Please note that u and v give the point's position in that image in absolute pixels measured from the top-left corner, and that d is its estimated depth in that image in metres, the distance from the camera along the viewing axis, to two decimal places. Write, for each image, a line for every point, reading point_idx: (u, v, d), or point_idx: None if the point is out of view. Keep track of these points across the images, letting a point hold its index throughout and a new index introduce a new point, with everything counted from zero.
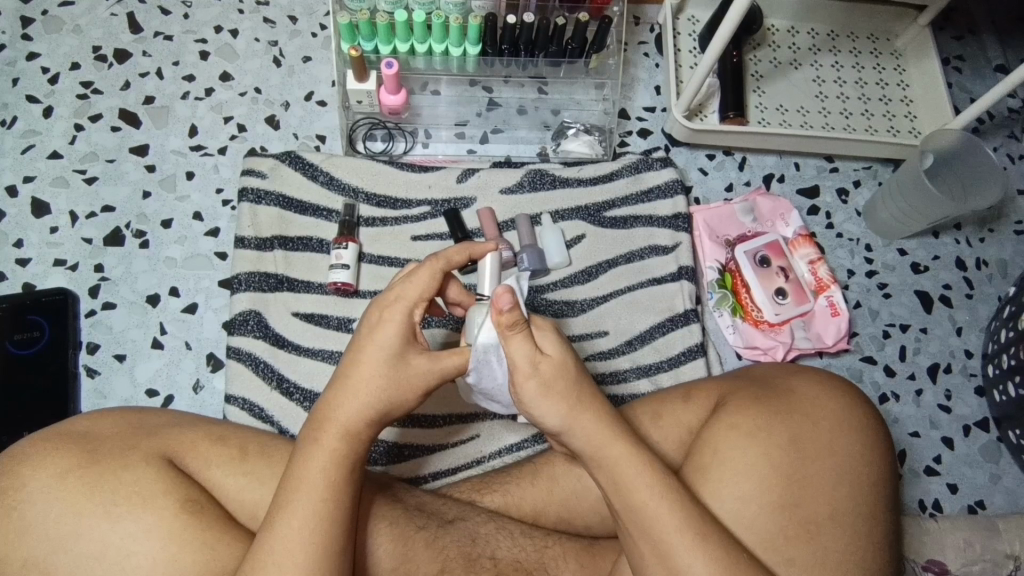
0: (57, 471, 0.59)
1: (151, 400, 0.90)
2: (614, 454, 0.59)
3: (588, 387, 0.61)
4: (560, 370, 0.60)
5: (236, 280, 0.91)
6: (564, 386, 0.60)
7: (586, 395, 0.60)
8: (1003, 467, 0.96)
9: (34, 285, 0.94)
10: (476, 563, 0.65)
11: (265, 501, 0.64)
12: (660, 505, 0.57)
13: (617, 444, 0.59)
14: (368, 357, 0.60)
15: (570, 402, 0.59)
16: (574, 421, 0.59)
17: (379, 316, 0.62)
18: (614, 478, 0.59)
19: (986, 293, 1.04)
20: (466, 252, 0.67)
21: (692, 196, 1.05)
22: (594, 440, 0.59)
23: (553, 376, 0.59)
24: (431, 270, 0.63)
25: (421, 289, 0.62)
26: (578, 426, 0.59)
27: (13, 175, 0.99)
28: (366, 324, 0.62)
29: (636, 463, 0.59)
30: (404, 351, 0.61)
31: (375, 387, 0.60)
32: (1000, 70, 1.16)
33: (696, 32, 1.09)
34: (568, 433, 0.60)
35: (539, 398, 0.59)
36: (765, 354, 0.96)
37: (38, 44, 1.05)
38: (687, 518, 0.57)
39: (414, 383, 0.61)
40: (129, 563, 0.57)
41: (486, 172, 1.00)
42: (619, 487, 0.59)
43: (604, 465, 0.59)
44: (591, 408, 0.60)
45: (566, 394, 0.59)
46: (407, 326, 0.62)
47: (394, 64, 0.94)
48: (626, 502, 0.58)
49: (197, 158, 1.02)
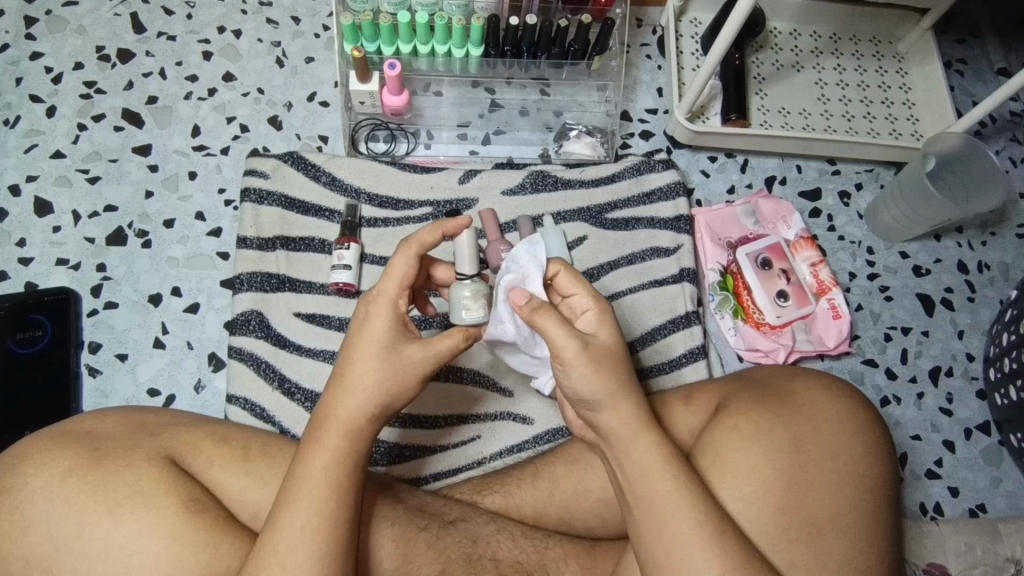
0: (60, 470, 0.59)
1: (152, 399, 0.90)
2: (642, 445, 0.59)
3: (626, 375, 0.62)
4: (609, 353, 0.62)
5: (238, 279, 0.91)
6: (608, 366, 0.61)
7: (627, 383, 0.61)
8: (1005, 470, 0.96)
9: (36, 285, 0.94)
10: (477, 564, 0.65)
11: (267, 502, 0.64)
12: (682, 496, 0.58)
13: (645, 436, 0.60)
14: (363, 354, 0.61)
15: (616, 381, 0.61)
16: (613, 404, 0.60)
17: (367, 310, 0.62)
18: (638, 468, 0.59)
19: (988, 296, 1.04)
20: (438, 229, 0.67)
21: (694, 198, 1.05)
22: (624, 428, 0.60)
23: (602, 355, 0.61)
24: (403, 258, 0.63)
25: (399, 280, 0.63)
26: (613, 410, 0.61)
27: (16, 174, 0.99)
28: (355, 320, 0.63)
29: (659, 454, 0.59)
30: (396, 343, 0.61)
31: (370, 381, 0.60)
32: (1002, 74, 1.16)
33: (698, 34, 1.09)
34: (603, 409, 0.61)
35: (590, 376, 0.60)
36: (766, 356, 0.96)
37: (41, 44, 1.05)
38: (705, 512, 0.57)
39: (410, 374, 0.61)
40: (132, 563, 0.57)
41: (488, 173, 1.00)
42: (639, 478, 0.59)
43: (629, 454, 0.60)
44: (628, 393, 0.61)
45: (614, 372, 0.61)
46: (394, 318, 0.62)
47: (397, 65, 0.94)
48: (647, 492, 0.58)
49: (200, 158, 1.02)
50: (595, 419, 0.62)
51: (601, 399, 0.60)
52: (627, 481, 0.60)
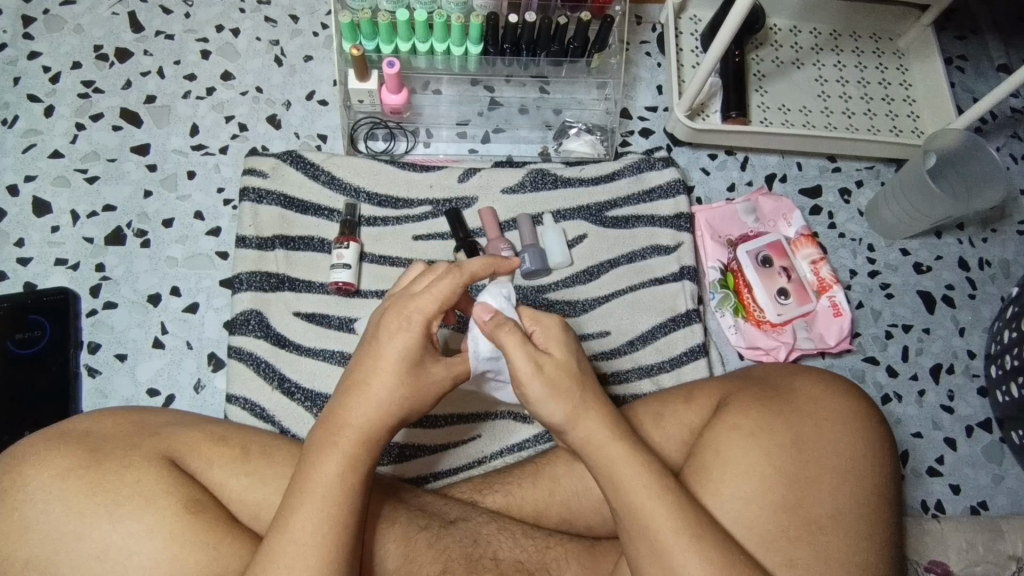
0: (58, 471, 0.59)
1: (151, 399, 0.90)
2: (611, 455, 0.59)
3: (590, 390, 0.61)
4: (563, 371, 0.61)
5: (237, 279, 0.91)
6: (567, 386, 0.60)
7: (588, 396, 0.61)
8: (1006, 468, 0.95)
9: (35, 285, 0.94)
10: (477, 564, 0.65)
11: (267, 502, 0.64)
12: (657, 504, 0.58)
13: (618, 445, 0.60)
14: (385, 363, 0.60)
15: (574, 400, 0.60)
16: (576, 422, 0.60)
17: (396, 321, 0.61)
18: (612, 479, 0.59)
19: (989, 293, 1.04)
20: (492, 262, 0.66)
21: (694, 197, 1.05)
22: (594, 440, 0.60)
23: (557, 379, 0.60)
24: (453, 282, 0.62)
25: (440, 301, 0.62)
26: (577, 426, 0.60)
27: (14, 174, 0.99)
28: (380, 326, 0.62)
29: (640, 461, 0.59)
30: (423, 359, 0.62)
31: (398, 394, 0.60)
32: (1003, 70, 1.16)
33: (698, 32, 1.09)
34: (567, 430, 0.61)
35: (545, 399, 0.60)
36: (766, 354, 0.96)
37: (38, 44, 1.05)
38: (684, 518, 0.57)
39: (431, 391, 0.62)
40: (131, 563, 0.57)
41: (487, 172, 0.99)
42: (618, 486, 0.59)
43: (604, 466, 0.60)
44: (594, 407, 0.61)
45: (572, 392, 0.60)
46: (425, 335, 0.62)
47: (395, 64, 0.94)
48: (624, 501, 0.58)
49: (198, 157, 1.01)
50: (566, 438, 0.62)
51: (563, 421, 0.60)
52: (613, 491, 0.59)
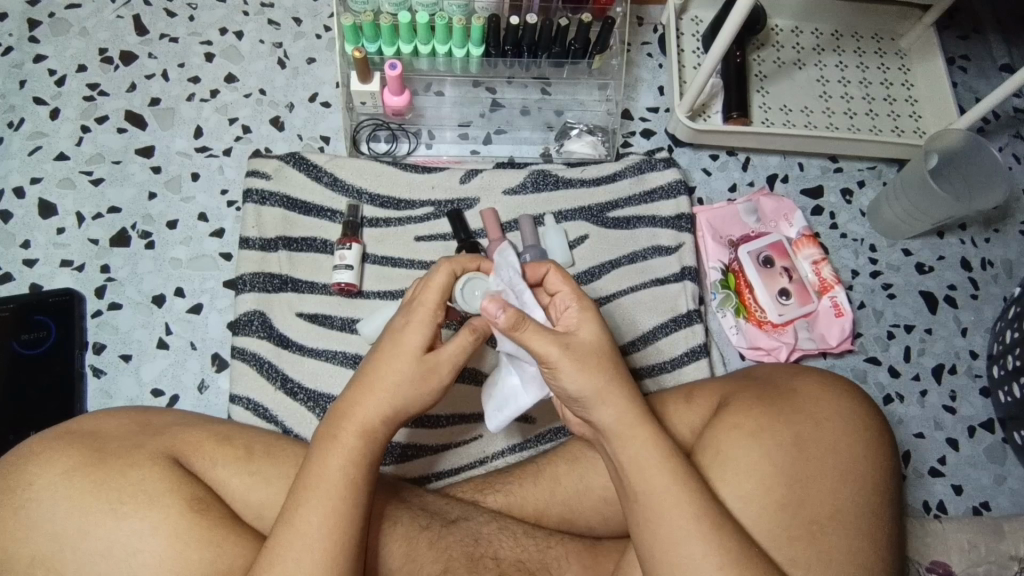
0: (64, 470, 0.60)
1: (156, 399, 0.91)
2: (633, 437, 0.60)
3: (618, 371, 0.61)
4: (593, 348, 0.61)
5: (241, 280, 0.91)
6: (597, 361, 0.61)
7: (617, 377, 0.61)
8: (1008, 468, 0.95)
9: (41, 286, 0.95)
10: (478, 563, 0.66)
11: (271, 501, 0.65)
12: (677, 493, 0.58)
13: (641, 430, 0.60)
14: (385, 355, 0.61)
15: (605, 377, 0.60)
16: (603, 401, 0.60)
17: (404, 316, 0.63)
18: (632, 463, 0.59)
19: (992, 293, 1.04)
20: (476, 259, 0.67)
21: (695, 197, 1.05)
22: (619, 421, 0.60)
23: (586, 352, 0.61)
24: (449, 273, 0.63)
25: (440, 293, 0.63)
26: (605, 405, 0.60)
27: (20, 176, 1.00)
28: (391, 325, 0.63)
29: (656, 450, 0.59)
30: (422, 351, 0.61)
31: (394, 385, 0.60)
32: (1005, 70, 1.16)
33: (699, 32, 1.09)
34: (595, 408, 0.61)
35: (575, 372, 0.60)
36: (768, 354, 0.96)
37: (45, 47, 1.06)
38: (703, 508, 0.58)
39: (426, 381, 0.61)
40: (135, 561, 0.57)
41: (489, 172, 1.00)
42: (635, 471, 0.59)
43: (622, 450, 0.60)
44: (623, 388, 0.61)
45: (603, 369, 0.60)
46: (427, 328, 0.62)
47: (397, 65, 0.94)
48: (641, 487, 0.59)
49: (203, 159, 1.02)
50: (589, 418, 0.62)
51: (590, 399, 0.60)
52: (626, 479, 0.60)
